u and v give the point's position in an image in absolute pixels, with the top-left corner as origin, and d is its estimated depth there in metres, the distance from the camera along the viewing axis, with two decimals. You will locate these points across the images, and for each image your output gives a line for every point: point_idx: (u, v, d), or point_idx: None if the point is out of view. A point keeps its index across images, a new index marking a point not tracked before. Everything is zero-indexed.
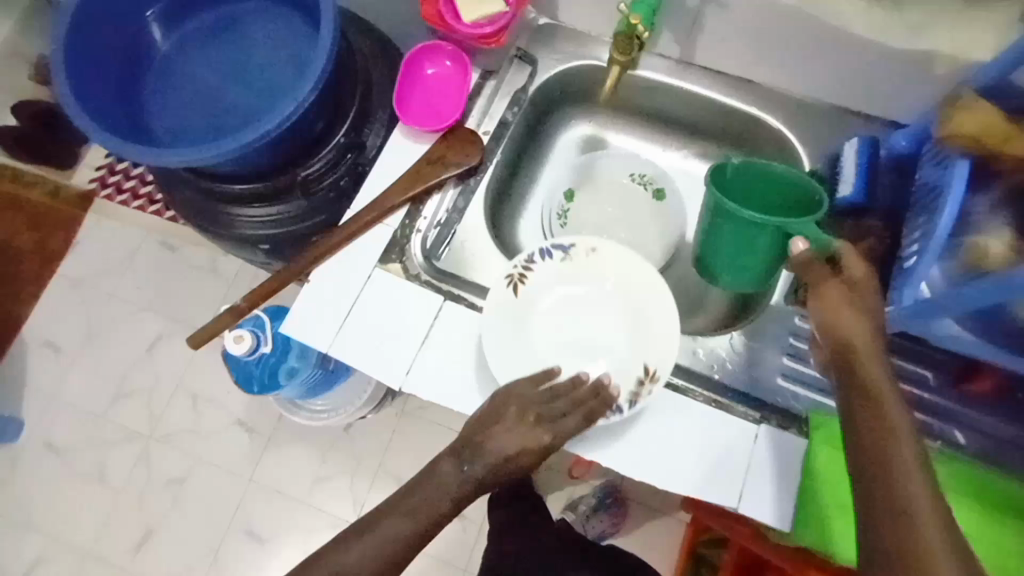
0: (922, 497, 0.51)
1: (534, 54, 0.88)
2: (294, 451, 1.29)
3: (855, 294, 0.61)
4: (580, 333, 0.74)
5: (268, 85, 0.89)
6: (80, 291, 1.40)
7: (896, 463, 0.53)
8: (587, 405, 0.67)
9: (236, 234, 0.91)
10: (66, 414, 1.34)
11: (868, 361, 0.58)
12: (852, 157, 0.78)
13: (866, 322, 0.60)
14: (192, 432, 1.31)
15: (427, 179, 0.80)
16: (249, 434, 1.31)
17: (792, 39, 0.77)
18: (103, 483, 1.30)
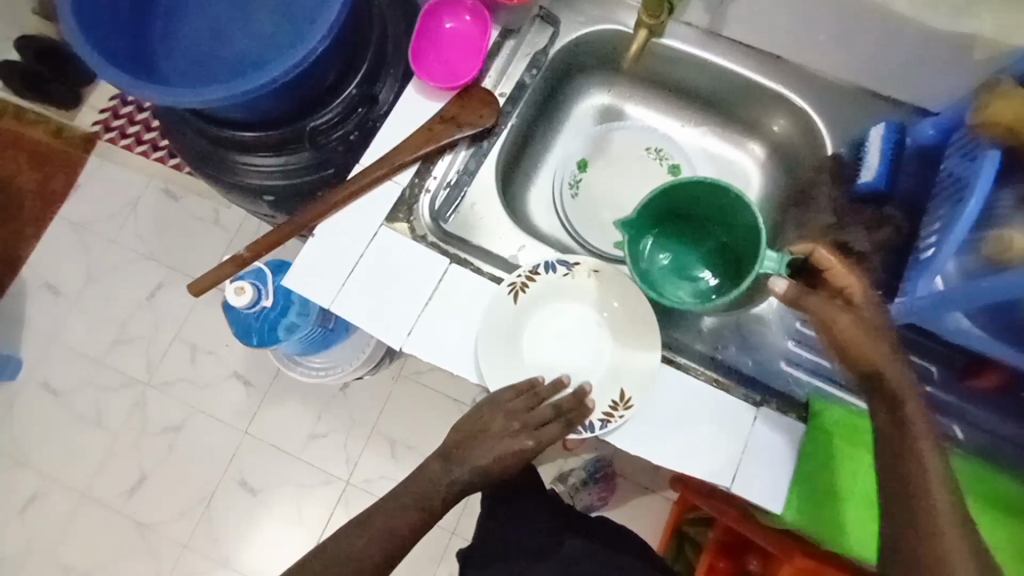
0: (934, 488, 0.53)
1: (558, 15, 0.85)
2: (290, 407, 1.30)
3: (859, 313, 0.62)
4: (571, 342, 0.73)
5: (281, 30, 0.85)
6: (81, 235, 1.39)
7: (915, 454, 0.55)
8: (566, 416, 0.67)
9: (241, 182, 0.89)
10: (64, 356, 1.34)
11: (897, 373, 0.59)
12: (877, 142, 0.76)
13: (884, 335, 0.61)
14: (189, 382, 1.32)
15: (439, 138, 0.78)
16: (246, 387, 1.31)
17: (828, 15, 0.74)
18: (100, 426, 1.31)
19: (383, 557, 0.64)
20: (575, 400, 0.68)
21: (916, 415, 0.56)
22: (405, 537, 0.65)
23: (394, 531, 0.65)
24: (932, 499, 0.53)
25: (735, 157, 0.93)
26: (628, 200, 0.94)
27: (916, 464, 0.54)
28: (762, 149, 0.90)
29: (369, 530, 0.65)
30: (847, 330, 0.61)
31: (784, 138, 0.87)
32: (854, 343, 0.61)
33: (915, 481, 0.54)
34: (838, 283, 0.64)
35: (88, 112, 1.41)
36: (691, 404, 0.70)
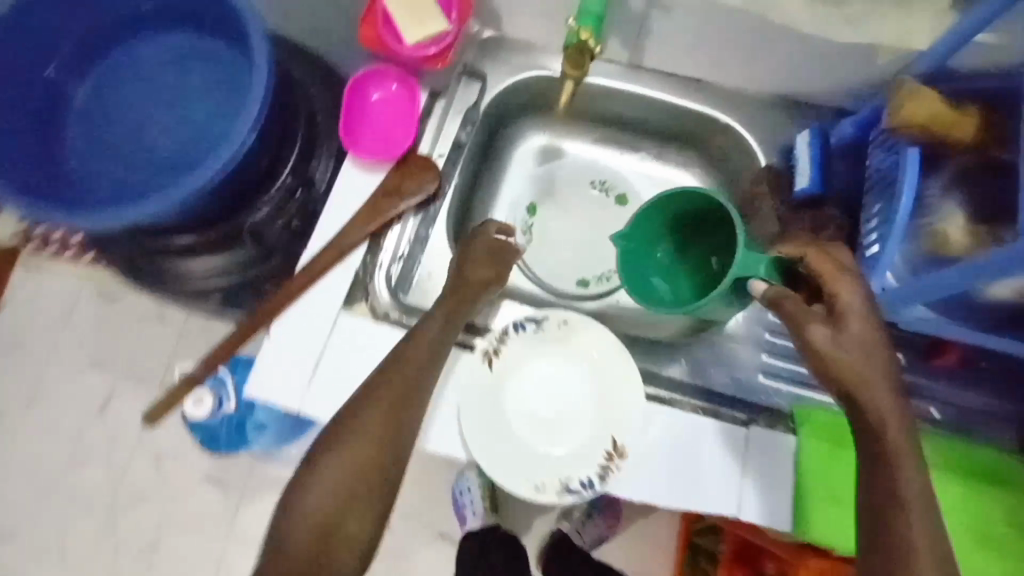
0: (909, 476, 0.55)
1: (483, 70, 0.86)
2: (272, 499, 1.22)
3: (842, 327, 0.59)
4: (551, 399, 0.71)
5: (202, 126, 0.82)
6: (14, 358, 1.28)
7: (900, 462, 0.55)
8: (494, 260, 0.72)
9: (185, 286, 0.85)
10: (13, 493, 1.23)
11: (877, 395, 0.56)
12: (805, 148, 0.79)
13: (864, 353, 0.58)
14: (158, 493, 1.23)
15: (384, 212, 0.76)
16: (221, 488, 1.23)
17: (739, 39, 0.77)
18: (65, 562, 1.20)
19: (382, 427, 0.60)
20: (488, 249, 0.72)
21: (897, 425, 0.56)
22: (395, 401, 0.61)
23: (383, 409, 0.61)
24: (907, 494, 0.54)
25: (677, 176, 0.95)
26: (579, 236, 0.94)
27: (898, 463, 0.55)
28: (700, 166, 0.93)
29: (362, 418, 0.60)
30: (819, 345, 0.58)
31: (721, 154, 0.90)
32: (836, 360, 0.57)
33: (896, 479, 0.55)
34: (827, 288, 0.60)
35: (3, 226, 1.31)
36: (679, 441, 0.68)
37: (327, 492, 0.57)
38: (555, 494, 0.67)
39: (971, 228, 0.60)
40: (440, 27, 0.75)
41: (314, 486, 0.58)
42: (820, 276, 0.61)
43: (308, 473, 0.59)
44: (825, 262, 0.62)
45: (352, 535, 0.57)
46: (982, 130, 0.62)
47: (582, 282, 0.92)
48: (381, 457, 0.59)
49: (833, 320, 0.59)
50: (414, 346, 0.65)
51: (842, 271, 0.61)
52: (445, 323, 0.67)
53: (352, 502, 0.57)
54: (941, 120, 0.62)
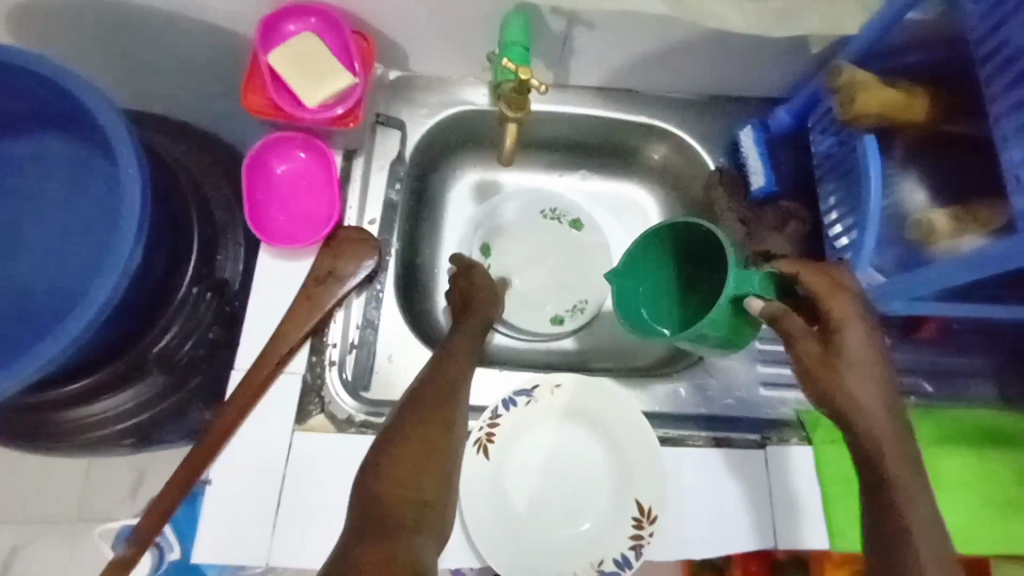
0: (917, 497, 0.47)
1: (399, 116, 0.76)
2: None
3: (842, 350, 0.51)
4: (560, 475, 0.62)
5: (62, 246, 0.65)
6: None
7: (906, 489, 0.47)
8: (488, 291, 0.67)
9: (84, 439, 0.69)
10: None
11: (882, 428, 0.49)
12: (750, 144, 0.77)
13: (868, 377, 0.51)
14: None
15: (322, 303, 0.65)
16: None
17: (667, 43, 0.72)
18: None
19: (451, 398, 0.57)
20: (487, 281, 0.69)
21: (897, 444, 0.49)
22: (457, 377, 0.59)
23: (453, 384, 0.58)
24: (918, 529, 0.45)
25: (623, 189, 0.90)
26: (543, 272, 0.85)
27: (902, 486, 0.47)
28: (646, 175, 0.88)
29: (430, 395, 0.57)
30: (808, 364, 0.51)
31: (665, 163, 0.86)
32: (836, 385, 0.50)
33: (904, 505, 0.46)
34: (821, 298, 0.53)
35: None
36: (702, 479, 0.64)
37: (407, 453, 0.51)
38: None
39: (953, 214, 0.58)
40: (346, 82, 0.64)
41: (393, 448, 0.51)
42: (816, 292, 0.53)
43: (383, 443, 0.52)
44: (822, 275, 0.54)
45: (431, 499, 0.50)
46: (933, 103, 0.62)
47: (558, 321, 0.82)
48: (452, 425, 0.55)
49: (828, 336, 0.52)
50: (452, 353, 0.61)
51: (841, 285, 0.53)
52: (474, 337, 0.63)
53: (428, 466, 0.51)
54: (896, 105, 0.61)
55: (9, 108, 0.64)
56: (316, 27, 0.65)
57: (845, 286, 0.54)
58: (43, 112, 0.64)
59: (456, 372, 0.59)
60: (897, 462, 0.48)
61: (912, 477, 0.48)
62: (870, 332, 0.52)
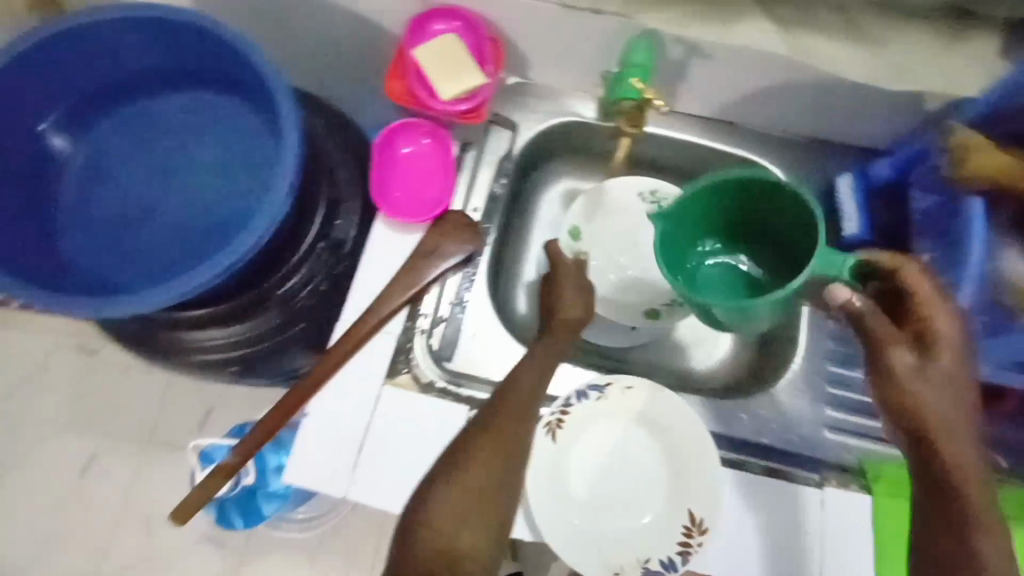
0: (987, 533, 0.48)
1: (511, 117, 0.82)
2: (276, 558, 1.20)
3: (930, 357, 0.54)
4: (620, 474, 0.65)
5: (211, 188, 0.74)
6: None
7: (982, 526, 0.48)
8: (574, 285, 0.72)
9: (197, 360, 0.79)
10: None
11: (959, 445, 0.51)
12: (848, 193, 0.78)
13: (955, 390, 0.53)
14: (150, 561, 1.21)
15: (420, 275, 0.71)
16: (220, 549, 1.21)
17: (776, 84, 0.75)
18: None
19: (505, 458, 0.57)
20: (579, 289, 0.72)
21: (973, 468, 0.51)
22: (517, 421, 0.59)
23: (508, 434, 0.58)
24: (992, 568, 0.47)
25: None
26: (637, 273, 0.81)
27: (972, 515, 0.48)
28: None
29: (484, 443, 0.57)
30: (891, 365, 0.54)
31: None
32: (917, 393, 0.52)
33: (975, 535, 0.48)
34: (920, 310, 0.56)
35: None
36: (758, 505, 0.65)
37: (447, 510, 0.53)
38: None
39: None
40: (479, 80, 0.70)
41: (436, 499, 0.54)
42: (914, 297, 0.56)
43: (419, 502, 0.54)
44: (925, 283, 0.56)
45: (467, 554, 0.52)
46: None
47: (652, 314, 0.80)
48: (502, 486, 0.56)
49: (920, 346, 0.55)
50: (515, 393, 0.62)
51: (937, 292, 0.56)
52: (542, 365, 0.65)
53: (473, 515, 0.54)
54: (1009, 172, 0.63)
55: (188, 66, 0.73)
56: (458, 30, 0.72)
57: (944, 301, 0.56)
58: (220, 73, 0.73)
59: (528, 391, 0.62)
60: (973, 487, 0.49)
61: (988, 512, 0.49)
62: (964, 349, 0.54)
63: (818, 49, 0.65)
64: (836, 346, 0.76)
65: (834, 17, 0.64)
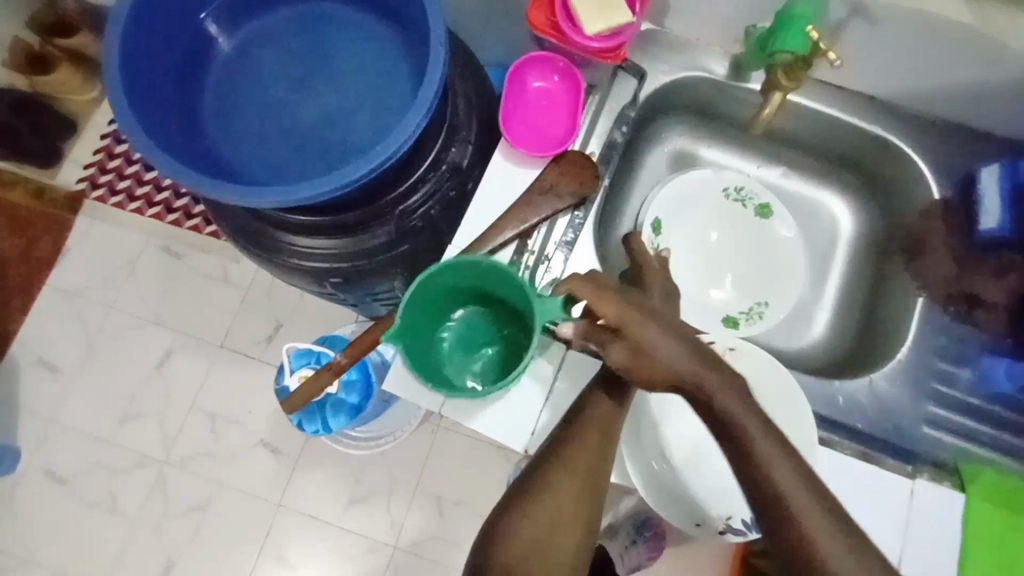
0: (803, 509, 0.48)
1: (640, 64, 0.79)
2: (325, 471, 1.27)
3: (636, 346, 0.52)
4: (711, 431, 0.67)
5: (344, 98, 0.75)
6: (75, 305, 1.37)
7: (784, 496, 0.48)
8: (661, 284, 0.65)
9: (301, 265, 0.81)
10: (73, 437, 1.32)
11: (723, 396, 0.50)
12: (992, 186, 0.72)
13: (678, 358, 0.51)
14: (211, 455, 1.30)
15: (536, 211, 0.71)
16: (274, 455, 1.29)
17: (939, 57, 0.68)
18: (115, 512, 1.29)
19: (583, 491, 0.57)
20: (665, 293, 0.64)
21: (764, 434, 0.50)
22: (598, 455, 0.58)
23: (581, 469, 0.57)
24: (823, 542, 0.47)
25: (817, 198, 0.86)
26: (713, 274, 0.83)
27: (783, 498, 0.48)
28: (849, 185, 0.84)
29: (563, 475, 0.57)
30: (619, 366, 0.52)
31: (887, 192, 0.81)
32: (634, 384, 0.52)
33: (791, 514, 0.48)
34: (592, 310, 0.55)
35: (89, 160, 1.39)
36: (846, 486, 0.64)
37: (523, 540, 0.55)
38: (717, 531, 0.62)
39: None
40: (627, 18, 0.68)
41: (511, 535, 0.55)
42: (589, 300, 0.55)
43: (502, 517, 0.56)
44: (587, 282, 0.56)
45: None
46: None
47: (731, 322, 0.80)
48: (579, 517, 0.56)
49: (619, 334, 0.53)
50: (588, 419, 0.59)
51: (601, 286, 0.55)
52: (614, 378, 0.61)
53: (548, 556, 0.54)
54: None
55: None
56: None
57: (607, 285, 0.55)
58: None
59: (607, 419, 0.59)
60: (766, 448, 0.49)
61: (785, 473, 0.49)
62: (649, 316, 0.53)
63: None
64: (945, 341, 0.73)
65: None
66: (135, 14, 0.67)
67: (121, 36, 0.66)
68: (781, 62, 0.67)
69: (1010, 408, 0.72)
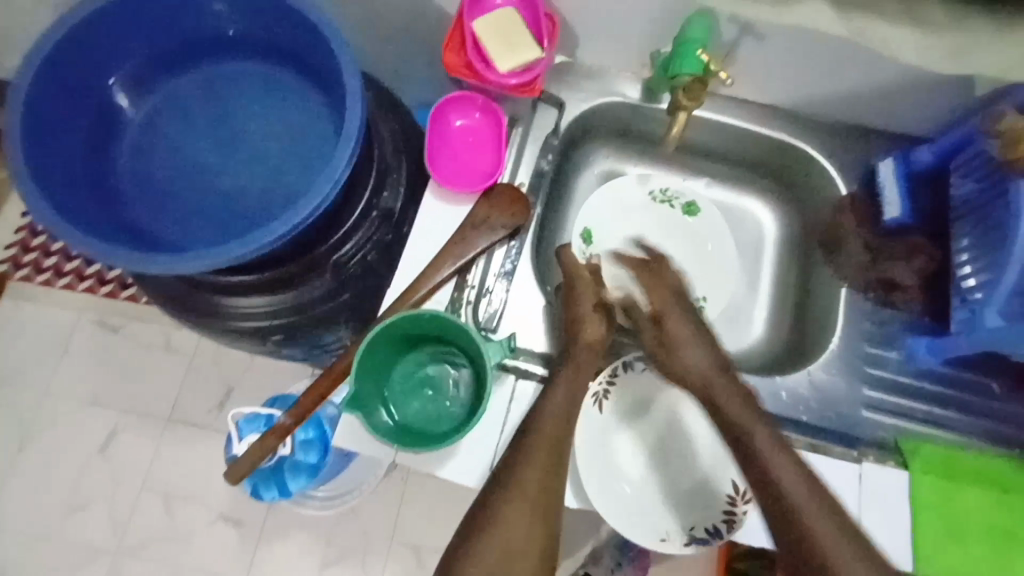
0: (791, 492, 0.56)
1: (558, 94, 0.82)
2: (293, 537, 1.21)
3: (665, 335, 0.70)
4: (670, 448, 0.68)
5: (266, 153, 0.75)
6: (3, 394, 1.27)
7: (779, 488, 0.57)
8: (593, 292, 0.72)
9: (240, 327, 0.79)
10: (10, 539, 1.21)
11: (730, 407, 0.63)
12: (890, 178, 0.77)
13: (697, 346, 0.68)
14: (167, 537, 1.21)
15: (470, 247, 0.72)
16: (237, 527, 1.22)
17: (825, 67, 0.74)
18: None
19: (535, 516, 0.57)
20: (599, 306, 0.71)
21: (765, 435, 0.60)
22: (547, 478, 0.58)
23: (531, 494, 0.57)
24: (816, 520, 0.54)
25: (740, 204, 0.91)
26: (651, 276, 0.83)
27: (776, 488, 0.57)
28: (767, 189, 0.89)
29: (512, 500, 0.57)
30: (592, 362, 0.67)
31: (802, 192, 0.86)
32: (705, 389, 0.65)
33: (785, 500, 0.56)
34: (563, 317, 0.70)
35: (10, 241, 1.33)
36: None
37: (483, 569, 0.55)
38: (682, 544, 0.62)
39: None
40: (535, 54, 0.71)
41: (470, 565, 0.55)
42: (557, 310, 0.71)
43: (461, 550, 0.56)
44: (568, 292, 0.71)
45: None
46: None
47: None
48: (533, 543, 0.56)
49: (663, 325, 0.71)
50: (536, 437, 0.60)
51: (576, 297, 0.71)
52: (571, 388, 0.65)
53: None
54: None
55: (255, 34, 0.76)
56: (516, 4, 0.73)
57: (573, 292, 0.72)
58: (283, 41, 0.75)
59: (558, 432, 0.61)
60: (766, 443, 0.60)
61: (780, 463, 0.58)
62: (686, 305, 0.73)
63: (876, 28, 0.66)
64: (871, 325, 0.78)
65: None
66: (36, 89, 0.66)
67: (22, 113, 0.65)
68: (679, 83, 0.70)
69: (938, 382, 0.76)
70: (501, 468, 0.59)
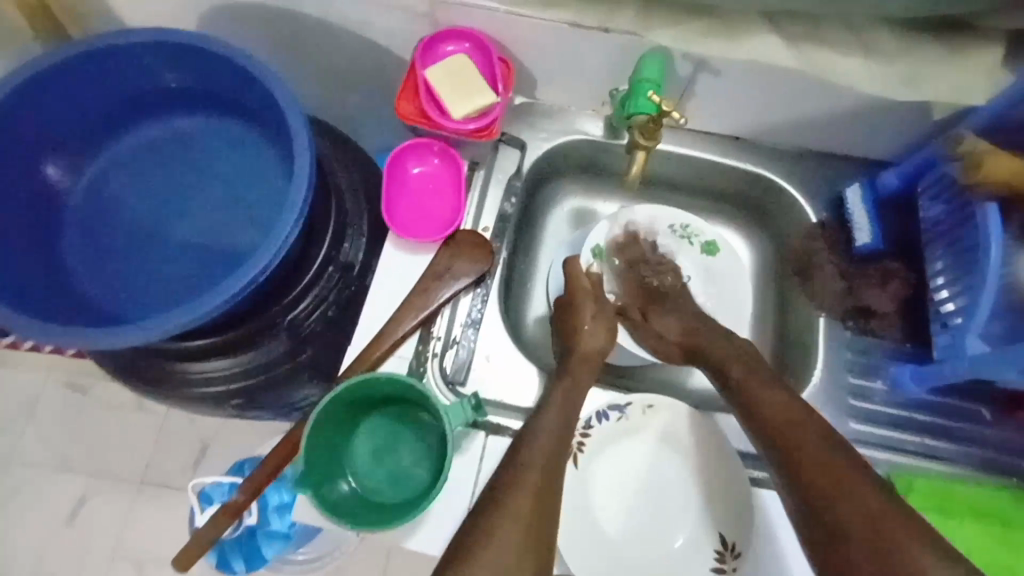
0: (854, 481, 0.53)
1: (519, 136, 0.81)
2: None
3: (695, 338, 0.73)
4: (652, 507, 0.64)
5: (217, 213, 0.73)
6: None
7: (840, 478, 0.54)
8: (592, 302, 0.73)
9: (196, 393, 0.75)
10: None
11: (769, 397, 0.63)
12: (857, 203, 0.77)
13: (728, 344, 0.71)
14: None
15: (433, 297, 0.69)
16: None
17: (784, 99, 0.74)
18: None
19: (526, 550, 0.51)
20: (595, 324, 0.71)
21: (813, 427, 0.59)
22: (540, 495, 0.54)
23: (523, 514, 0.53)
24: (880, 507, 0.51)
25: None
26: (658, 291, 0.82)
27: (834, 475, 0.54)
28: (739, 219, 0.88)
29: (501, 531, 0.52)
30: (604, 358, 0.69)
31: (774, 221, 0.85)
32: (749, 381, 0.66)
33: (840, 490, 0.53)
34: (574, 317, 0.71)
35: None
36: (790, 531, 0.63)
37: None
38: None
39: None
40: (489, 100, 0.70)
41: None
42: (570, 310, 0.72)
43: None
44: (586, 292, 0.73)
45: None
46: None
47: None
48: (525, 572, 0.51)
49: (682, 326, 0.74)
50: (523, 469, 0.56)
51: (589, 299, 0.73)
52: (562, 413, 0.62)
53: None
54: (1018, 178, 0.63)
55: (205, 93, 0.74)
56: (468, 51, 0.72)
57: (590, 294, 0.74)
58: (232, 99, 0.74)
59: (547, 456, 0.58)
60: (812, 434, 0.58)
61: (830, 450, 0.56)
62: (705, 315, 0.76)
63: (829, 61, 0.65)
64: (855, 355, 0.76)
65: (843, 29, 0.64)
66: None
67: None
68: (633, 122, 0.69)
69: (929, 411, 0.73)
70: (489, 495, 0.55)
